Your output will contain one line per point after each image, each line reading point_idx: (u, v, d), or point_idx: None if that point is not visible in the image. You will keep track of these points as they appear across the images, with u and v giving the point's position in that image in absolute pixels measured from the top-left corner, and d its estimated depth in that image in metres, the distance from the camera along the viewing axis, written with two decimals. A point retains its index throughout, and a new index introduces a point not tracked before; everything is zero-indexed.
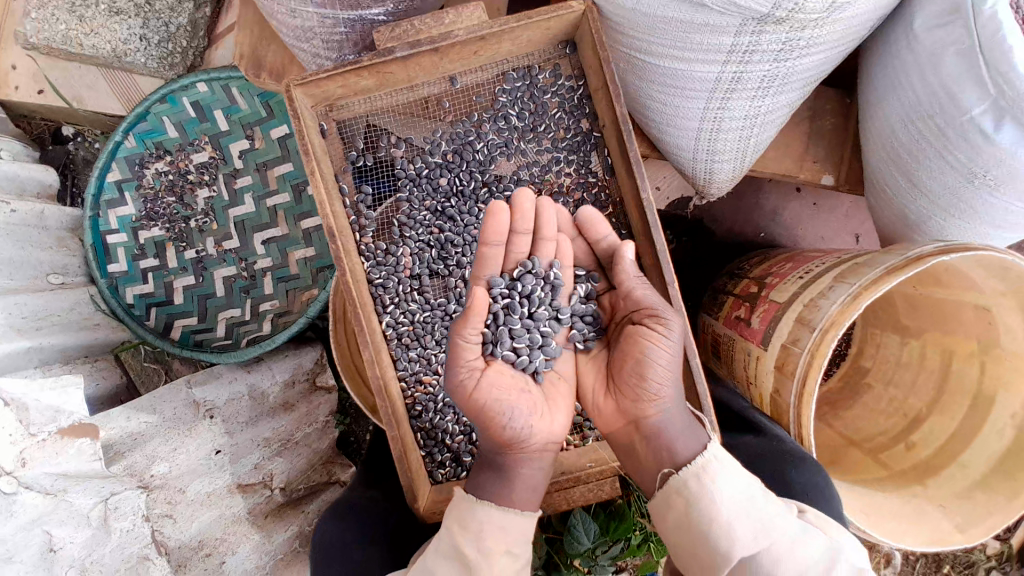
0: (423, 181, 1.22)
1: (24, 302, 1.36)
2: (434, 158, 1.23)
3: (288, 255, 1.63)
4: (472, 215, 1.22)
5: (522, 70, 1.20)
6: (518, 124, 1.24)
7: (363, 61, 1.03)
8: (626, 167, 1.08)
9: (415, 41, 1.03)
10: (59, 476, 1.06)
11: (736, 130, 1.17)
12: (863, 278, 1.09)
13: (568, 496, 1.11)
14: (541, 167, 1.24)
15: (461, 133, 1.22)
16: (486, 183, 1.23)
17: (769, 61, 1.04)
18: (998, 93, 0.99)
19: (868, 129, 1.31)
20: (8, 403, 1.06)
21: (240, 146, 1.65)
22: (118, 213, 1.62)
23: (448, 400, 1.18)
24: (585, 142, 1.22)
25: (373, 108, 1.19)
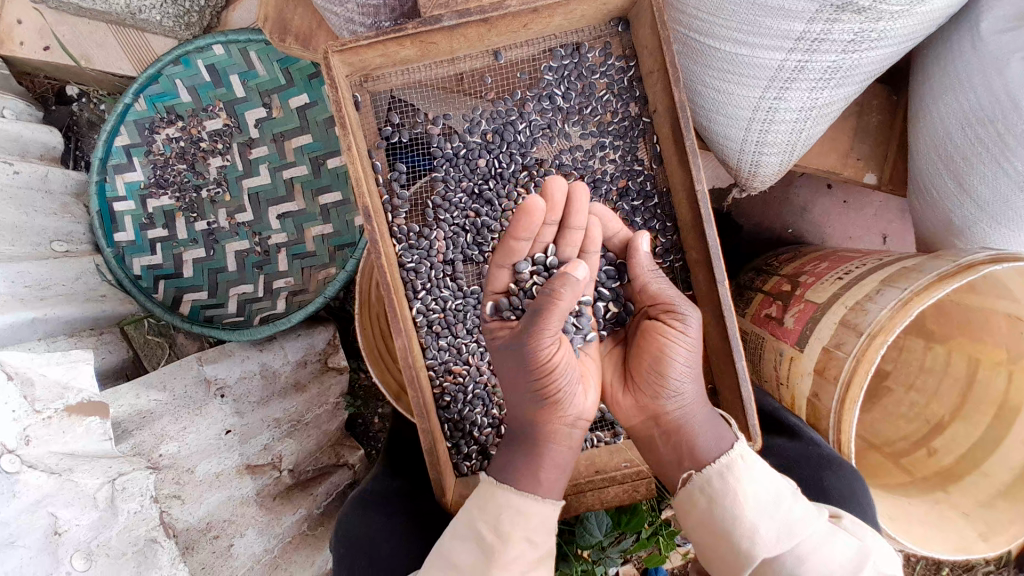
0: (460, 161, 1.17)
1: (28, 270, 1.29)
2: (472, 137, 1.18)
3: (305, 231, 1.57)
4: (511, 198, 1.17)
5: (571, 47, 1.14)
6: (563, 105, 1.18)
7: (408, 29, 0.96)
8: (680, 156, 1.03)
9: (464, 10, 0.96)
10: (62, 456, 1.02)
11: (789, 123, 1.13)
12: (913, 284, 1.05)
13: (602, 496, 1.06)
14: (584, 152, 1.19)
15: (503, 112, 1.17)
16: (526, 167, 1.18)
17: (838, 51, 1.00)
18: None
19: (917, 130, 1.24)
20: (12, 377, 1.00)
21: (257, 115, 1.57)
22: (126, 179, 1.54)
23: (478, 392, 1.15)
24: (634, 127, 1.17)
25: (411, 81, 1.12)
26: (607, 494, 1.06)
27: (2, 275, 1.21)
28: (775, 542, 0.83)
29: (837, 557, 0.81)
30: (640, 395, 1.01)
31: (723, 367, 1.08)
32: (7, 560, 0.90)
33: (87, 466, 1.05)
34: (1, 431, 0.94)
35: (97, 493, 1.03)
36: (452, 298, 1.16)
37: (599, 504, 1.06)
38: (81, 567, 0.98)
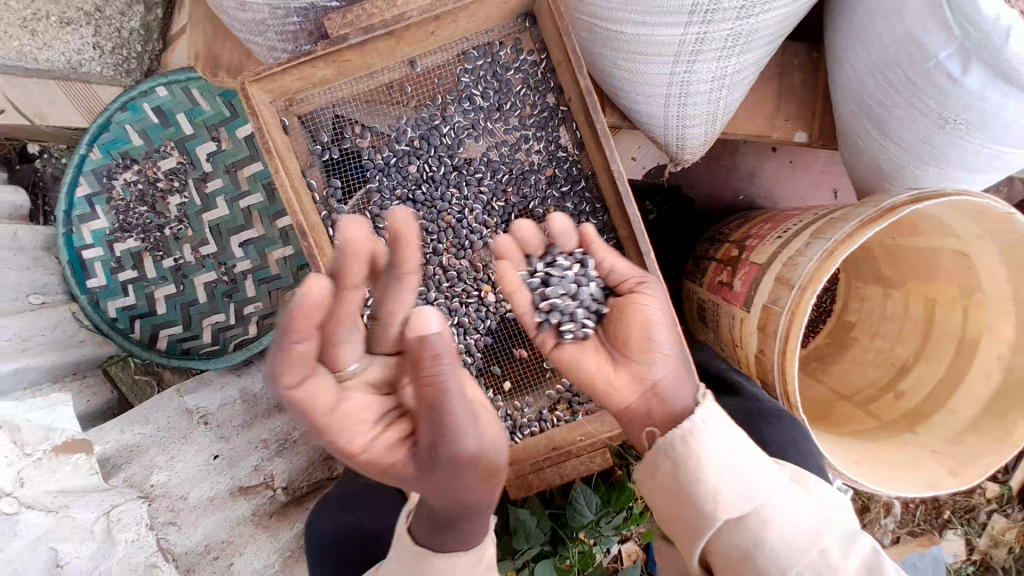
0: (393, 170, 1.23)
1: (6, 325, 1.36)
2: (400, 145, 1.23)
3: (267, 256, 1.61)
4: (446, 199, 1.24)
5: (483, 48, 1.20)
6: (483, 103, 1.24)
7: (317, 51, 1.02)
8: (594, 136, 1.09)
9: (368, 27, 1.02)
10: (57, 493, 1.09)
11: (706, 92, 1.16)
12: (838, 233, 1.08)
13: (560, 471, 1.14)
14: (510, 146, 1.25)
15: (427, 117, 1.23)
16: (456, 167, 1.25)
17: (732, 18, 1.03)
18: (965, 35, 0.94)
19: (838, 85, 1.27)
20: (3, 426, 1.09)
21: (208, 149, 1.62)
22: (92, 228, 1.59)
23: None
24: (551, 117, 1.23)
25: (335, 99, 1.18)
26: (566, 470, 1.13)
27: None
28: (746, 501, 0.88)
29: (800, 519, 0.84)
30: (628, 369, 1.04)
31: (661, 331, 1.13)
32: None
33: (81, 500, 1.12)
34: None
35: (93, 525, 1.11)
36: None
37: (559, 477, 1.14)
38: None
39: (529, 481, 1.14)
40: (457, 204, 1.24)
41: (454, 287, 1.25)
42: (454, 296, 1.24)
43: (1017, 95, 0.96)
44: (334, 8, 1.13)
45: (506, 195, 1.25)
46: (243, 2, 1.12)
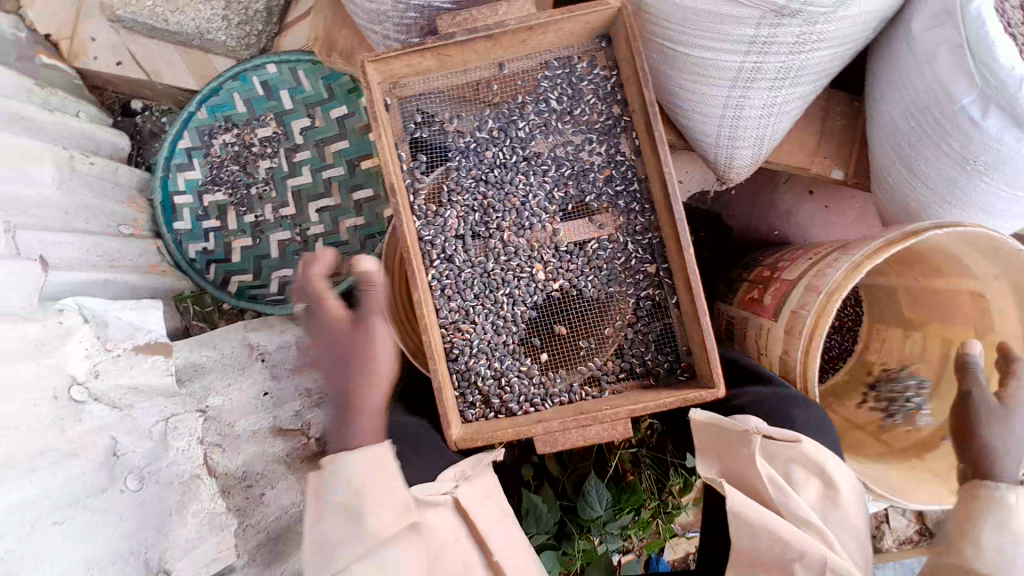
0: (472, 153, 1.40)
1: (99, 243, 1.53)
2: (481, 133, 1.41)
3: (340, 223, 1.79)
4: (513, 183, 1.41)
5: (563, 60, 1.40)
6: (557, 106, 1.41)
7: (428, 44, 1.21)
8: (650, 138, 1.24)
9: (473, 28, 1.21)
10: (124, 392, 1.28)
11: (757, 117, 1.33)
12: (864, 249, 1.22)
13: (585, 432, 1.22)
14: (575, 146, 1.41)
15: (507, 112, 1.40)
16: (525, 158, 1.41)
17: (786, 53, 1.20)
18: (984, 84, 1.12)
19: (875, 127, 1.42)
20: (92, 319, 1.29)
21: (302, 124, 1.81)
22: (186, 177, 1.80)
23: (480, 347, 1.37)
24: (615, 127, 1.40)
25: (430, 87, 1.37)
26: (590, 432, 1.22)
27: (78, 247, 1.45)
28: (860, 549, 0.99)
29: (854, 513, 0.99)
30: None
31: (690, 319, 1.25)
32: (69, 470, 1.10)
33: (145, 401, 1.31)
34: (73, 366, 1.19)
35: (153, 427, 1.31)
36: (462, 266, 1.39)
37: (582, 438, 1.22)
38: (134, 486, 1.22)
39: (556, 438, 1.22)
40: (523, 190, 1.41)
41: (509, 262, 1.40)
42: (508, 269, 1.39)
43: None
44: (446, 8, 1.33)
45: (567, 188, 1.41)
46: None
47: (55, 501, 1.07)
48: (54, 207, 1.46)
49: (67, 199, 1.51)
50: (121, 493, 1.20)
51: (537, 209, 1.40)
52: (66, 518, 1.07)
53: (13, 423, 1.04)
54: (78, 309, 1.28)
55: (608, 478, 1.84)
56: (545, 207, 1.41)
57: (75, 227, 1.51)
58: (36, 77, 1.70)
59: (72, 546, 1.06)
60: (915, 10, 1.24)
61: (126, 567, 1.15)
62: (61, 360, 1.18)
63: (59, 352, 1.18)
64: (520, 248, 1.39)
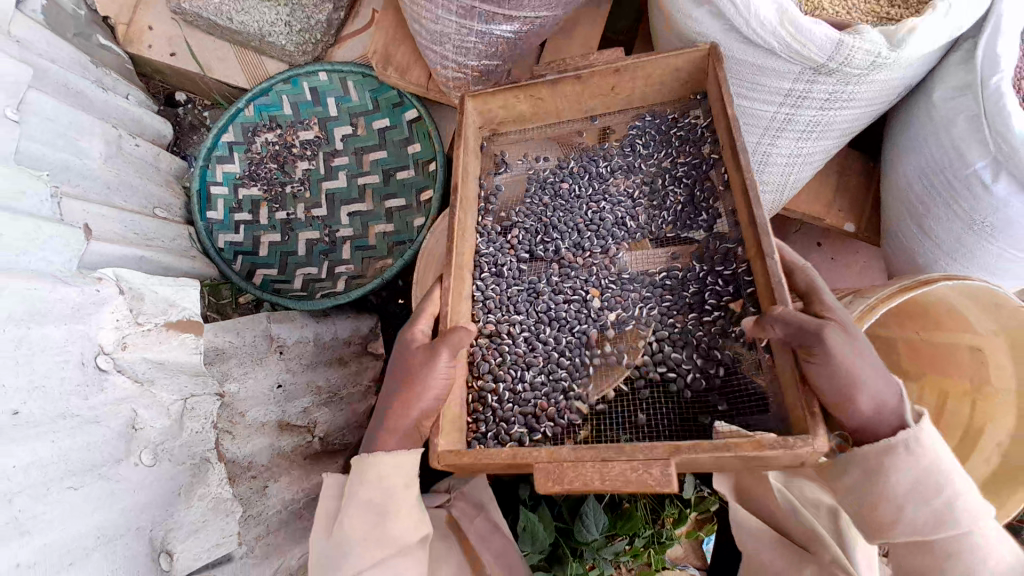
0: (547, 183, 1.51)
1: (137, 223, 1.56)
2: (561, 168, 1.52)
3: (369, 228, 1.86)
4: (581, 212, 1.47)
5: (657, 115, 1.50)
6: (643, 151, 1.49)
7: (522, 82, 1.39)
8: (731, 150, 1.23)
9: (562, 70, 1.39)
10: (149, 365, 1.24)
11: (781, 165, 1.46)
12: (878, 295, 1.29)
13: (604, 470, 0.96)
14: (650, 188, 1.46)
15: (592, 153, 1.51)
16: (601, 191, 1.48)
17: (816, 108, 1.32)
18: (997, 150, 1.22)
19: (889, 187, 1.53)
20: (126, 293, 1.25)
21: (344, 131, 1.91)
22: (225, 169, 1.84)
23: (508, 363, 1.32)
24: (690, 167, 1.43)
25: (525, 136, 1.55)
26: (609, 469, 0.94)
27: (118, 220, 1.48)
28: (964, 511, 0.92)
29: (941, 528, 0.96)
30: None
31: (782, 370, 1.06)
32: (94, 433, 1.10)
33: (167, 380, 1.27)
34: (103, 335, 1.18)
35: (171, 405, 1.27)
36: (512, 280, 1.41)
37: (599, 480, 0.95)
38: (148, 461, 1.19)
39: (564, 473, 0.97)
40: (593, 220, 1.44)
41: (562, 283, 1.39)
42: (560, 291, 1.38)
43: None
44: (506, 35, 1.44)
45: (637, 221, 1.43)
46: (438, 15, 1.43)
47: (70, 466, 1.04)
48: (96, 180, 1.50)
49: (111, 172, 1.57)
50: (135, 466, 1.17)
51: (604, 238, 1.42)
52: (81, 484, 1.05)
53: (42, 382, 1.04)
54: (116, 280, 1.24)
55: (605, 503, 1.82)
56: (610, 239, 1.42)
57: (115, 201, 1.55)
58: (90, 55, 1.77)
59: (87, 511, 1.05)
60: (936, 80, 1.36)
61: (132, 541, 1.12)
62: (91, 328, 1.16)
63: (91, 319, 1.16)
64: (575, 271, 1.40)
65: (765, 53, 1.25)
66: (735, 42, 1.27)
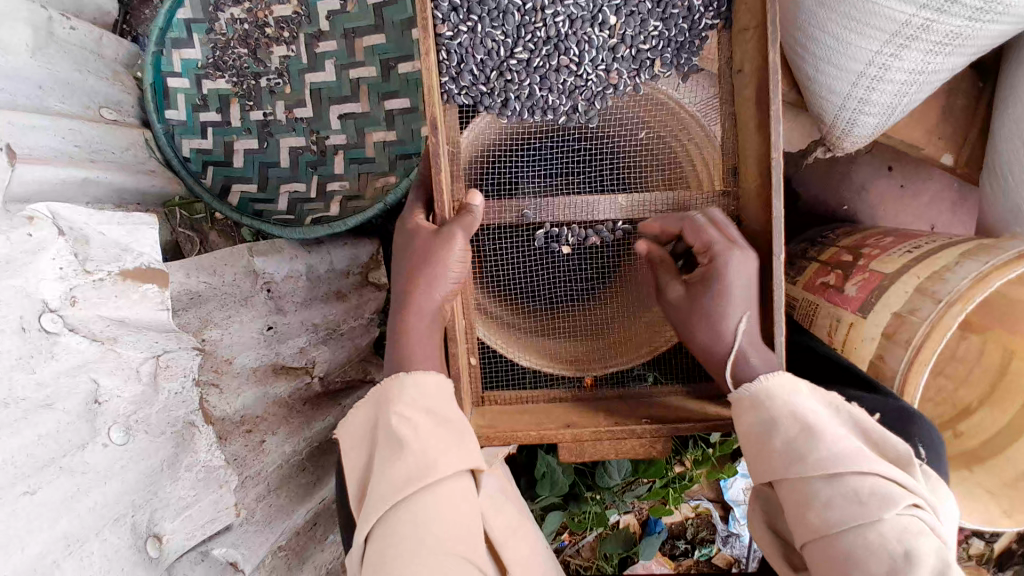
0: (537, 43, 1.14)
1: (78, 129, 1.22)
2: (550, 23, 1.12)
3: (366, 135, 1.53)
4: (584, 89, 1.18)
5: None
6: (652, 10, 1.14)
7: None
8: (760, 89, 1.04)
9: None
10: (109, 322, 0.99)
11: (897, 84, 1.18)
12: (997, 258, 1.08)
13: (621, 448, 1.14)
14: (673, 55, 1.17)
15: (590, 9, 1.12)
16: (604, 61, 1.16)
17: (964, 16, 1.06)
18: None
19: (1008, 122, 1.27)
20: (67, 234, 0.95)
21: (331, 7, 1.49)
22: (183, 56, 1.48)
23: (517, 274, 1.29)
24: (694, 40, 1.16)
25: None
26: (626, 445, 1.13)
27: (50, 128, 1.15)
28: (752, 422, 0.97)
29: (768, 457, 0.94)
30: None
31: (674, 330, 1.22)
32: (46, 422, 0.87)
33: (133, 337, 1.02)
34: (44, 288, 0.90)
35: (141, 366, 1.03)
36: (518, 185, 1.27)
37: (613, 454, 1.15)
38: (119, 440, 0.98)
39: (585, 449, 1.16)
40: (582, 123, 1.22)
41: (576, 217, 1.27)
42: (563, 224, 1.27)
43: None
44: None
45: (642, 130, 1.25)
46: None
47: (20, 469, 0.84)
48: (21, 77, 1.16)
49: (44, 67, 1.22)
50: (104, 448, 0.96)
51: (600, 165, 1.29)
52: (39, 487, 0.86)
53: None
54: (51, 218, 0.93)
55: None
56: (612, 161, 1.30)
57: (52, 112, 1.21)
58: None
59: (45, 524, 0.86)
60: None
61: (110, 535, 0.96)
62: (28, 281, 0.88)
63: (27, 271, 0.88)
64: (582, 214, 1.17)
65: None
66: None
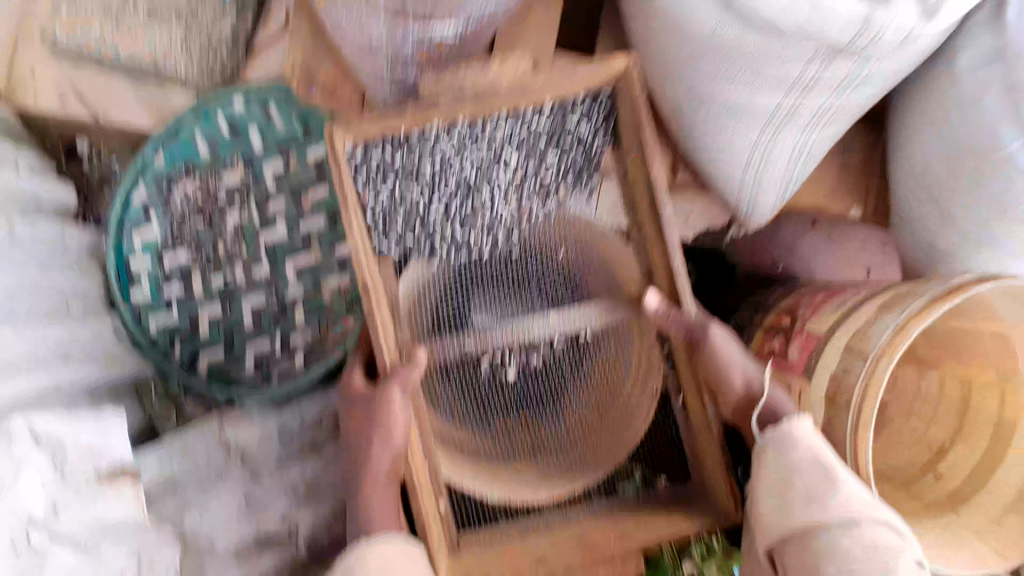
0: (450, 192, 1.28)
1: (54, 335, 1.36)
2: (460, 171, 1.25)
3: (322, 286, 1.62)
4: (500, 223, 1.32)
5: (557, 108, 1.21)
6: (548, 145, 1.27)
7: (408, 113, 1.07)
8: (653, 208, 1.19)
9: (458, 99, 1.10)
10: (90, 527, 1.08)
11: (783, 164, 1.29)
12: (909, 308, 1.14)
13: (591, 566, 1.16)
14: (574, 177, 1.31)
15: (492, 153, 1.25)
16: (512, 197, 1.31)
17: (826, 96, 1.18)
18: None
19: (919, 161, 1.36)
20: (47, 446, 1.07)
21: (275, 167, 1.61)
22: (143, 237, 1.57)
23: (469, 402, 1.33)
24: (591, 160, 1.29)
25: (406, 147, 1.18)
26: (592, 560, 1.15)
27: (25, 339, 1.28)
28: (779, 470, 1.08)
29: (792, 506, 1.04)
30: None
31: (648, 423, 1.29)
32: None
33: (111, 536, 1.11)
34: (29, 500, 1.00)
35: (118, 565, 1.11)
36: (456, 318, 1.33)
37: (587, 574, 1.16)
38: None
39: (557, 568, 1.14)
40: (504, 252, 1.35)
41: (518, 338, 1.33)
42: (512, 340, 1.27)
43: None
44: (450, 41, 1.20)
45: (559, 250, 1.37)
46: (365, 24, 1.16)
47: None
48: None
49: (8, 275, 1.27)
50: None
51: (530, 288, 1.36)
52: None
53: None
54: (32, 433, 1.06)
55: None
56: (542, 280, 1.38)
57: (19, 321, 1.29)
58: None
59: None
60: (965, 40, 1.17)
61: None
62: (16, 496, 0.99)
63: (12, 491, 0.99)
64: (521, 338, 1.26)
65: (776, 37, 1.07)
66: (733, 26, 1.09)
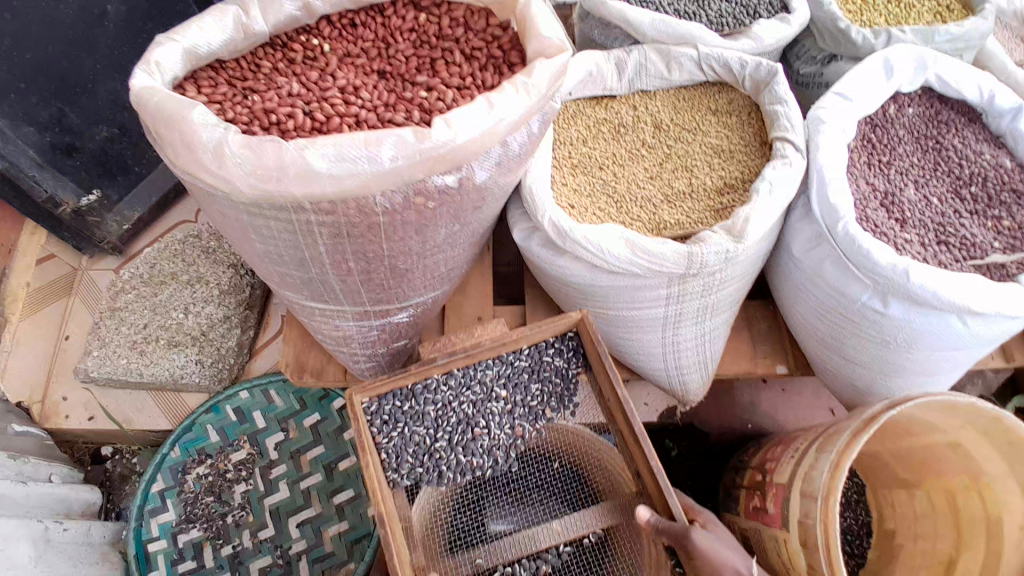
0: (455, 432, 1.41)
1: None
2: (456, 414, 1.41)
3: (323, 534, 1.74)
4: (502, 449, 1.44)
5: (528, 351, 1.44)
6: (529, 378, 1.44)
7: (411, 370, 1.32)
8: (624, 413, 1.29)
9: (451, 351, 1.34)
10: None
11: (693, 346, 1.49)
12: (837, 446, 1.29)
13: None
14: (560, 399, 1.46)
15: (482, 395, 1.42)
16: (508, 424, 1.44)
17: (698, 297, 1.38)
18: (876, 284, 1.28)
19: (800, 330, 1.55)
20: None
21: (276, 439, 1.84)
22: (160, 521, 1.73)
23: None
24: (569, 385, 1.46)
25: (411, 399, 1.38)
26: None
27: None
28: None
29: None
30: None
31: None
32: None
33: None
34: None
35: None
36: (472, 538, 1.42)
37: None
38: None
39: None
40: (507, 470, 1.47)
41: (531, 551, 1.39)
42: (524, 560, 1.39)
43: (934, 315, 1.26)
44: (405, 320, 1.47)
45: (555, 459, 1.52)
46: (338, 324, 1.44)
47: None
48: None
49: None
50: None
51: (535, 503, 1.50)
52: None
53: None
54: None
55: None
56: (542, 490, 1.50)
57: None
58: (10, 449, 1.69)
59: None
60: (789, 235, 1.45)
61: None
62: None
63: None
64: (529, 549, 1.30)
65: (634, 278, 1.33)
66: (601, 276, 1.35)
